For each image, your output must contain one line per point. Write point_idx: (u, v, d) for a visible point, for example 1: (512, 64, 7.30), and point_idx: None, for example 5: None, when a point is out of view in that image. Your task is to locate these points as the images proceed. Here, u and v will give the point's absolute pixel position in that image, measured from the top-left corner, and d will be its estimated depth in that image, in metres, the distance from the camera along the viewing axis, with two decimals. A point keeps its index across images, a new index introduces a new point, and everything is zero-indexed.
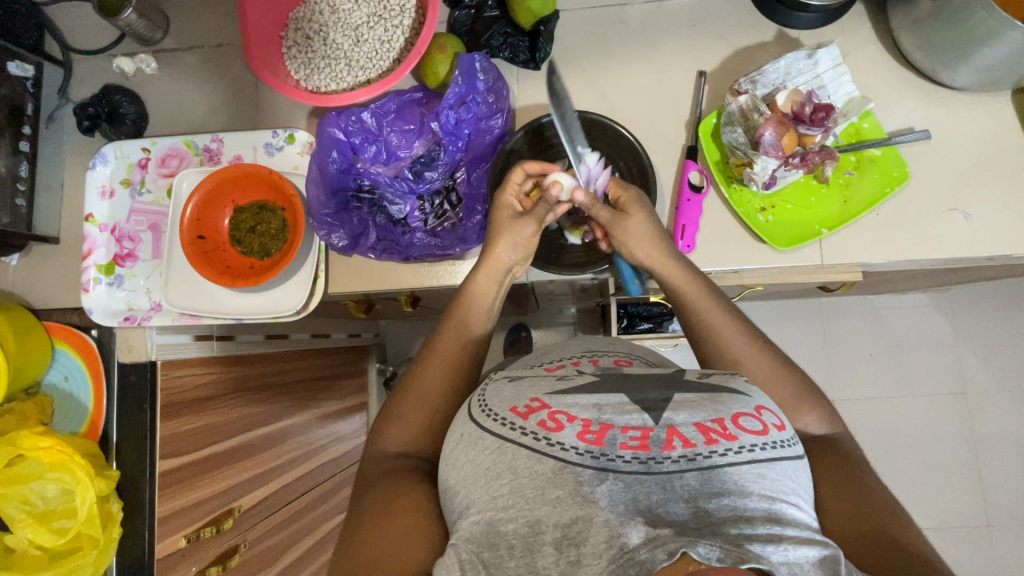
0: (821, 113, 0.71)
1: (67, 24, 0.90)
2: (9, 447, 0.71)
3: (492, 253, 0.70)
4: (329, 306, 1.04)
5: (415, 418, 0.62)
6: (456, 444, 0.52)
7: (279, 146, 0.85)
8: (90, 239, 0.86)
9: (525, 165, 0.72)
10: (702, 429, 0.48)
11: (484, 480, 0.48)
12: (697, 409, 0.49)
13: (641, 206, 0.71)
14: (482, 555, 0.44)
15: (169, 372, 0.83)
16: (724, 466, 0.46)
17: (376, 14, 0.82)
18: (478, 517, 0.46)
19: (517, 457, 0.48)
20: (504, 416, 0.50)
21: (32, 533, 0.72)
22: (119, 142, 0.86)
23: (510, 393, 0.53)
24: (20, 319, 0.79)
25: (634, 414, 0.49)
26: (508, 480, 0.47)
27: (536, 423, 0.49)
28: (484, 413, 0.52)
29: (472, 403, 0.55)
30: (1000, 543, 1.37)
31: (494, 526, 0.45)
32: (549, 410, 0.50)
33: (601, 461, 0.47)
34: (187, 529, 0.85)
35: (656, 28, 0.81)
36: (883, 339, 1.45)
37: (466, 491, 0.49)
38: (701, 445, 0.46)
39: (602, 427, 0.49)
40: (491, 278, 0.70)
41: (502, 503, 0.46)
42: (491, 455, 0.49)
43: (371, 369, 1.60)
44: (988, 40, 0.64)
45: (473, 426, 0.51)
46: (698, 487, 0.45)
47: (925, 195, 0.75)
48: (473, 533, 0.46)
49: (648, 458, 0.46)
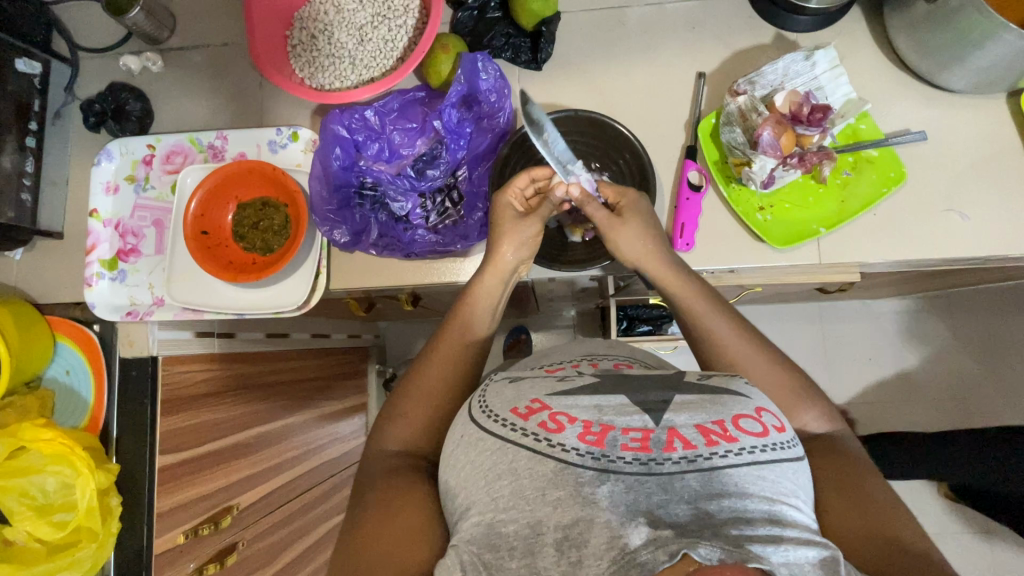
0: (818, 114, 0.72)
1: (76, 23, 0.92)
2: (9, 439, 0.71)
3: (496, 253, 0.71)
4: (331, 304, 1.06)
5: (417, 419, 0.62)
6: (457, 445, 0.52)
7: (282, 144, 0.85)
8: (94, 234, 0.86)
9: (531, 171, 0.72)
10: (702, 431, 0.48)
11: (485, 482, 0.48)
12: (698, 411, 0.50)
13: (638, 208, 0.72)
14: (483, 556, 0.44)
15: (170, 367, 0.83)
16: (725, 467, 0.46)
17: (380, 14, 0.83)
18: (479, 519, 0.47)
19: (517, 457, 0.48)
20: (505, 417, 0.51)
21: (30, 526, 0.72)
22: (125, 139, 0.87)
23: (511, 394, 0.53)
24: (23, 311, 0.80)
25: (635, 416, 0.50)
26: (509, 481, 0.47)
27: (536, 424, 0.50)
28: (485, 414, 0.53)
29: (472, 403, 0.55)
30: (1001, 549, 1.37)
31: (495, 527, 0.46)
32: (549, 411, 0.50)
33: (602, 462, 0.47)
34: (186, 525, 0.85)
35: (656, 30, 0.82)
36: (882, 343, 1.46)
37: (468, 492, 0.49)
38: (701, 446, 0.47)
39: (603, 429, 0.49)
40: (494, 277, 0.71)
41: (503, 504, 0.46)
42: (491, 456, 0.49)
43: (371, 370, 1.61)
44: (982, 43, 0.65)
45: (473, 427, 0.52)
46: (699, 488, 0.46)
47: (924, 198, 0.75)
48: (474, 535, 0.46)
49: (649, 459, 0.47)
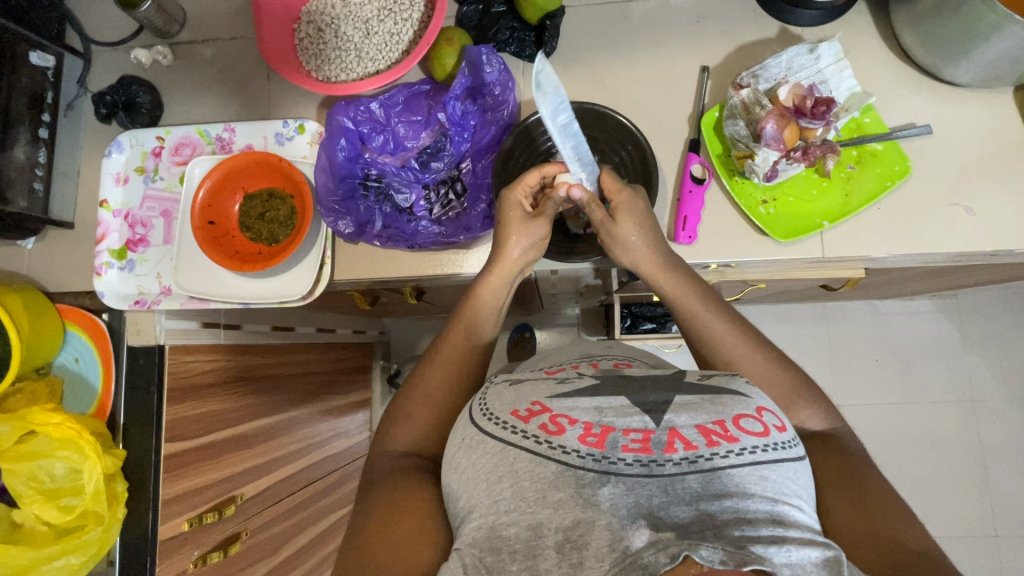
0: (823, 106, 0.71)
1: (89, 16, 0.93)
2: (20, 423, 0.72)
3: (502, 253, 0.71)
4: (335, 298, 1.07)
5: (420, 420, 0.63)
6: (458, 448, 0.53)
7: (289, 136, 0.86)
8: (103, 224, 0.88)
9: (542, 169, 0.72)
10: (703, 431, 0.48)
11: (486, 485, 0.48)
12: (698, 411, 0.50)
13: (633, 208, 0.70)
14: (485, 559, 0.45)
15: (176, 357, 0.84)
16: (726, 468, 0.46)
17: (386, 7, 0.84)
18: (481, 522, 0.47)
19: (518, 459, 0.48)
20: (505, 420, 0.51)
21: (38, 509, 0.72)
22: (135, 131, 0.89)
23: (511, 396, 0.54)
24: (35, 300, 0.81)
25: (635, 417, 0.50)
26: (509, 484, 0.47)
27: (537, 426, 0.50)
28: (484, 416, 0.53)
29: (473, 405, 0.56)
30: (1010, 553, 1.35)
31: (496, 531, 0.46)
32: (549, 413, 0.51)
33: (603, 464, 0.47)
34: (190, 513, 0.86)
35: (661, 25, 0.82)
36: (888, 344, 1.44)
37: (468, 496, 0.49)
38: (702, 447, 0.47)
39: (603, 430, 0.49)
40: (498, 280, 0.71)
41: (504, 507, 0.47)
42: (492, 459, 0.49)
43: (376, 366, 1.62)
44: (987, 36, 0.65)
45: (473, 430, 0.52)
46: (699, 489, 0.46)
47: (930, 193, 0.75)
48: (477, 538, 0.46)
49: (650, 461, 0.47)
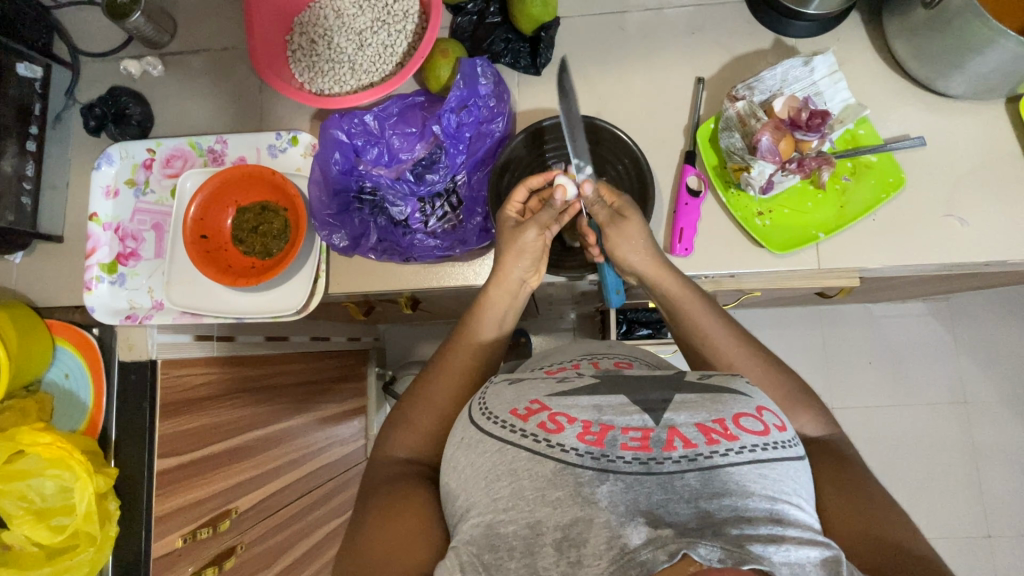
0: (818, 120, 0.71)
1: (78, 28, 0.92)
2: (8, 444, 0.70)
3: (501, 267, 0.71)
4: (331, 308, 1.06)
5: (422, 430, 0.62)
6: (457, 447, 0.52)
7: (282, 148, 0.85)
8: (93, 238, 0.86)
9: (528, 181, 0.73)
10: (702, 430, 0.48)
11: (484, 482, 0.48)
12: (697, 410, 0.49)
13: (633, 210, 0.70)
14: (482, 557, 0.45)
15: (169, 371, 0.83)
16: (726, 466, 0.46)
17: (379, 19, 0.83)
18: (479, 520, 0.47)
19: (517, 458, 0.48)
20: (504, 418, 0.50)
21: (28, 530, 0.72)
22: (125, 143, 0.87)
23: (511, 395, 0.53)
24: (22, 315, 0.80)
25: (635, 415, 0.49)
26: (508, 482, 0.47)
27: (535, 425, 0.49)
28: (484, 416, 0.52)
29: (472, 405, 0.55)
30: (1002, 553, 1.36)
31: (494, 528, 0.46)
32: (548, 412, 0.50)
33: (601, 462, 0.47)
34: (184, 529, 0.85)
35: (657, 36, 0.82)
36: (883, 348, 1.45)
37: (468, 493, 0.49)
38: (701, 445, 0.47)
39: (602, 428, 0.49)
40: (501, 291, 0.71)
41: (502, 505, 0.46)
42: (491, 458, 0.49)
43: (371, 373, 1.61)
44: (979, 49, 0.65)
45: (472, 429, 0.52)
46: (699, 487, 0.45)
47: (924, 201, 0.75)
48: (474, 536, 0.46)
49: (649, 459, 0.46)
